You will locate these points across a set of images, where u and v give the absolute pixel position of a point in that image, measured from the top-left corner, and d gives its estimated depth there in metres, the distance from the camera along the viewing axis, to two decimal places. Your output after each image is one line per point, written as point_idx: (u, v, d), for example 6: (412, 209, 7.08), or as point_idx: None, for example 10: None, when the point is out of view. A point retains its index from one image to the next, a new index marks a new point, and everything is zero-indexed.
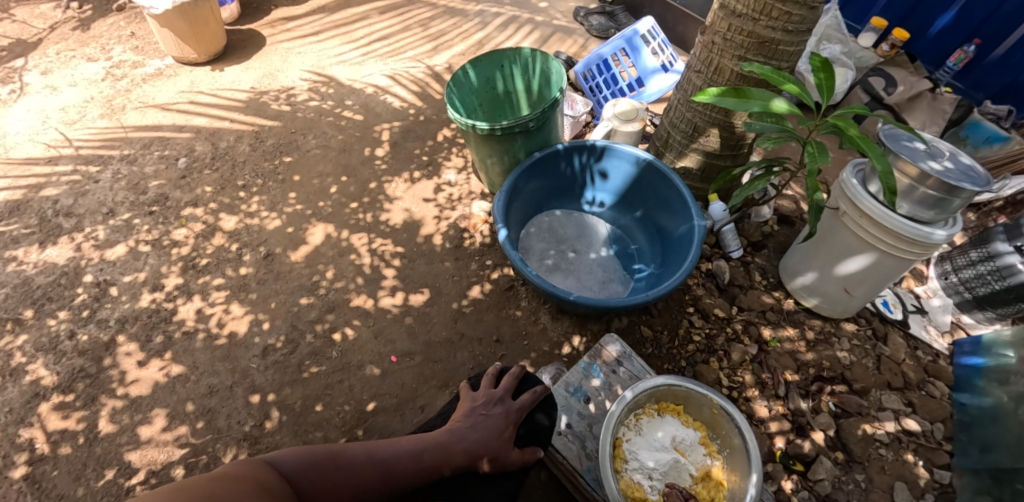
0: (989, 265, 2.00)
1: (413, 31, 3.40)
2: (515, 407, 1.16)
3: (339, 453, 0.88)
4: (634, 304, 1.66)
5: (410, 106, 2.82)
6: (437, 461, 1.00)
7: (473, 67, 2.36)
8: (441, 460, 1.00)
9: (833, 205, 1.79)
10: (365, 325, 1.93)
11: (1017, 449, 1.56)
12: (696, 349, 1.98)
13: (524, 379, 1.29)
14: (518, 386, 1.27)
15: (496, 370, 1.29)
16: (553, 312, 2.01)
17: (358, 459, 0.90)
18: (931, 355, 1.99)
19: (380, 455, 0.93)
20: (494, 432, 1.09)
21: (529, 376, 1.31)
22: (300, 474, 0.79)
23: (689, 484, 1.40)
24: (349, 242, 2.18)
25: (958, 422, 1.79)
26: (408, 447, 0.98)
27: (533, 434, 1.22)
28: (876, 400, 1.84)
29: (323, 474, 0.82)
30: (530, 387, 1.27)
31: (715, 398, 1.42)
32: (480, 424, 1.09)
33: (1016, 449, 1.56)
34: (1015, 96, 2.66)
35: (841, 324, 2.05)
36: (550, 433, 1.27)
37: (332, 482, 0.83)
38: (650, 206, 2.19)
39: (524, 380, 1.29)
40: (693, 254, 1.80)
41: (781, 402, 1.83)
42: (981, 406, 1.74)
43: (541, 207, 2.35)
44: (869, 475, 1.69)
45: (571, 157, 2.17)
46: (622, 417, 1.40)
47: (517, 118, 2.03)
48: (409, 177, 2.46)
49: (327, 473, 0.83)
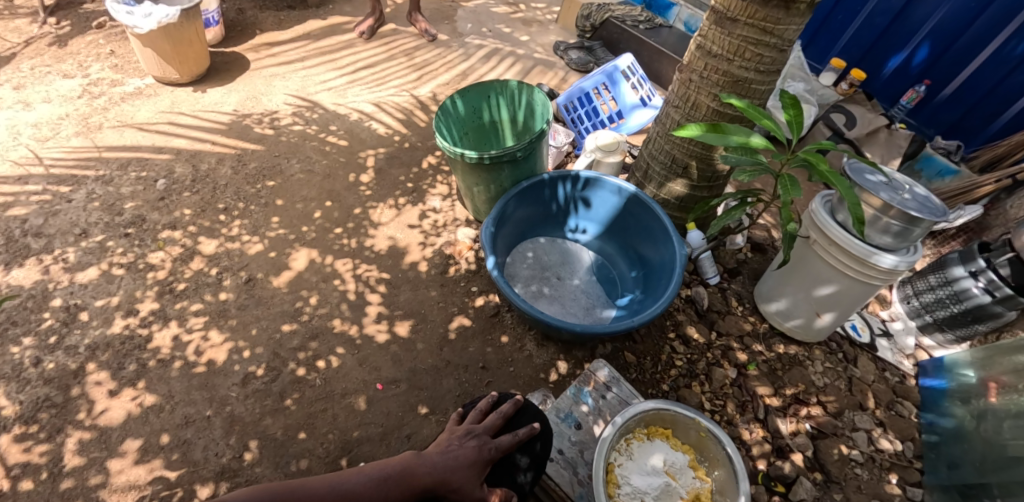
0: (947, 290, 2.11)
1: (398, 61, 3.47)
2: (489, 444, 1.13)
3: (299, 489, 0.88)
4: (620, 330, 1.69)
5: (395, 133, 2.85)
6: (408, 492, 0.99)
7: (461, 97, 2.42)
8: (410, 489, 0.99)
9: (804, 234, 1.89)
10: (349, 352, 1.90)
11: (983, 465, 1.64)
12: (678, 373, 2.02)
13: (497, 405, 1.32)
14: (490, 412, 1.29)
15: (484, 406, 1.28)
16: (538, 339, 2.03)
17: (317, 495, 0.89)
18: (899, 377, 2.09)
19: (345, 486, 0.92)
20: (462, 464, 1.06)
21: (503, 398, 1.35)
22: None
23: None
24: (333, 268, 2.16)
25: (926, 440, 1.87)
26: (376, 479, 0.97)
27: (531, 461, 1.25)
28: (850, 421, 1.91)
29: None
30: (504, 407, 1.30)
31: (702, 421, 1.47)
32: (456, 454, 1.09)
33: (984, 465, 1.64)
34: (964, 132, 2.88)
35: (814, 347, 2.13)
36: (545, 458, 1.29)
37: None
38: (631, 235, 2.26)
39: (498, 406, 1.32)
40: (675, 282, 1.86)
41: (761, 425, 1.88)
42: (947, 425, 1.82)
43: (526, 235, 2.40)
44: (847, 495, 1.74)
45: (556, 185, 2.23)
46: (614, 441, 1.42)
47: (505, 148, 2.09)
48: (394, 204, 2.47)
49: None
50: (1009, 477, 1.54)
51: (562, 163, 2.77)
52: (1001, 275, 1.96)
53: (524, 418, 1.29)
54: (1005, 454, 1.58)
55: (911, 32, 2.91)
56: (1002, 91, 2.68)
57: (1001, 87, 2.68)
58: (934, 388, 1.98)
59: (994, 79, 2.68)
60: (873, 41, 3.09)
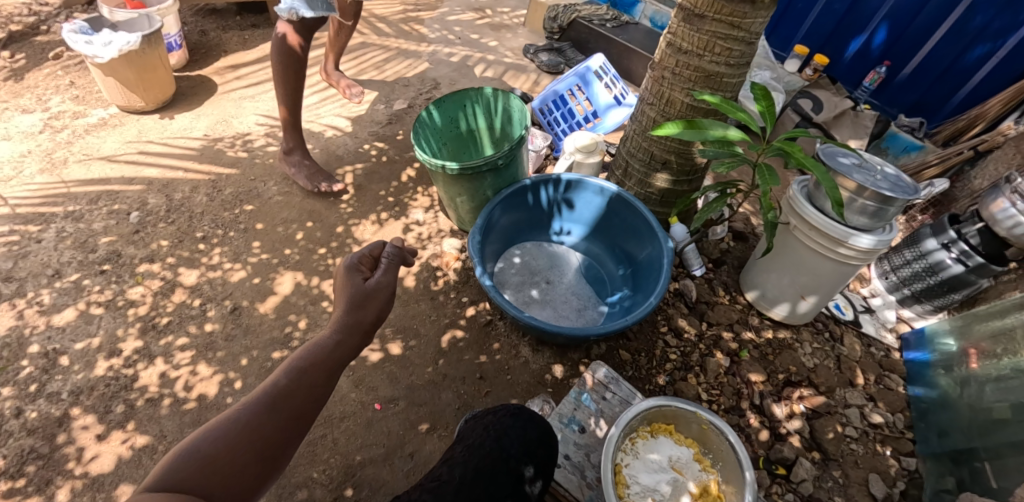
0: (922, 263, 2.18)
1: (370, 74, 3.44)
2: (350, 266, 1.23)
3: (235, 436, 0.82)
4: (614, 330, 1.74)
5: (371, 147, 2.83)
6: (341, 360, 1.05)
7: (437, 108, 2.42)
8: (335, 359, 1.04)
9: (784, 220, 1.94)
10: (344, 374, 1.88)
11: (971, 430, 1.69)
12: (673, 367, 2.07)
13: (488, 429, 1.26)
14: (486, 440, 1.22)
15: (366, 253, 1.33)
16: (533, 344, 2.10)
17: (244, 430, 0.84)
18: (884, 351, 2.15)
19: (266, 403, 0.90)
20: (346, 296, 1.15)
21: (491, 422, 1.29)
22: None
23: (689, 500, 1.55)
24: (320, 289, 2.13)
25: (914, 410, 1.92)
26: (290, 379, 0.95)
27: (540, 467, 1.24)
28: (842, 398, 1.96)
29: (224, 471, 0.78)
30: (497, 428, 1.26)
31: (702, 413, 1.58)
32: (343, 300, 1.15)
33: (971, 430, 1.69)
34: (924, 109, 2.99)
35: (801, 329, 2.18)
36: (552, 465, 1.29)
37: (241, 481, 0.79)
38: (617, 234, 2.28)
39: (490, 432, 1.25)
40: (665, 277, 1.90)
41: (757, 411, 1.94)
42: (933, 394, 1.88)
43: (512, 242, 2.40)
44: (845, 471, 1.80)
45: (538, 190, 2.24)
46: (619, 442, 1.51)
47: (485, 158, 2.10)
48: (376, 219, 2.47)
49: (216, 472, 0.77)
50: (996, 440, 1.60)
51: (541, 166, 2.79)
52: (971, 245, 2.06)
53: (529, 434, 1.27)
54: (991, 418, 1.65)
55: (869, 16, 3.00)
56: (958, 68, 2.79)
57: (957, 64, 2.79)
58: (918, 358, 2.05)
59: (949, 57, 2.80)
60: (834, 27, 3.18)
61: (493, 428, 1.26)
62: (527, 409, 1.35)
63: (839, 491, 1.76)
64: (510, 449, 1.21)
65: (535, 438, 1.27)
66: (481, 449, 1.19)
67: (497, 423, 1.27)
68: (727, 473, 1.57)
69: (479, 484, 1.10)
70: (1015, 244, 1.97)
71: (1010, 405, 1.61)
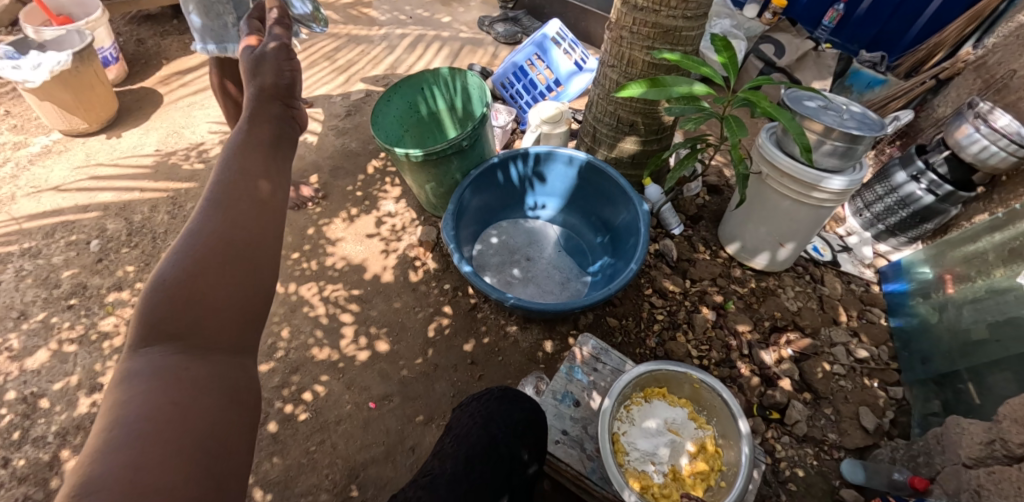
0: (894, 197, 2.20)
1: (322, 65, 3.30)
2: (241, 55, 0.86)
3: (177, 280, 0.56)
4: (598, 299, 1.76)
5: (334, 143, 2.75)
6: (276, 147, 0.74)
7: (393, 95, 2.33)
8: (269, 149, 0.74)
9: (756, 170, 1.94)
10: (335, 378, 1.87)
11: (951, 353, 1.76)
12: (662, 327, 2.09)
13: (476, 417, 1.26)
14: (473, 429, 1.22)
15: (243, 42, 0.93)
16: (520, 322, 2.12)
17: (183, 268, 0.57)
18: (863, 286, 2.19)
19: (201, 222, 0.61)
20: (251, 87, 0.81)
21: (477, 409, 1.28)
22: (208, 382, 0.52)
23: (688, 459, 1.60)
24: (299, 295, 2.11)
25: (897, 341, 2.00)
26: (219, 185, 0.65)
27: (532, 448, 1.28)
28: (827, 337, 2.01)
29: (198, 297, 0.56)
30: (483, 415, 1.26)
31: (693, 374, 1.62)
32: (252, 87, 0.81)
33: (951, 353, 1.76)
34: (883, 44, 2.98)
35: (782, 276, 2.21)
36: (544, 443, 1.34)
37: (227, 323, 0.58)
38: (592, 203, 2.27)
39: (476, 419, 1.25)
40: (643, 241, 1.90)
41: (747, 360, 1.99)
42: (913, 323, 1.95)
43: (488, 222, 2.38)
44: (835, 408, 1.88)
45: (508, 166, 2.20)
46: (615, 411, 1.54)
47: (449, 140, 2.04)
48: (347, 216, 2.43)
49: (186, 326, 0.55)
50: (976, 360, 1.67)
51: (509, 142, 2.74)
52: (940, 174, 2.08)
53: (517, 415, 1.29)
54: (970, 339, 1.72)
55: None
56: None
57: None
58: (897, 289, 2.11)
59: None
60: None
61: (479, 414, 1.26)
62: (518, 393, 1.37)
63: (831, 427, 1.86)
64: (500, 436, 1.22)
65: (523, 419, 1.29)
66: (475, 437, 1.19)
67: (482, 410, 1.27)
68: (721, 427, 1.62)
69: (475, 471, 1.12)
70: (981, 168, 1.99)
71: (987, 324, 1.68)
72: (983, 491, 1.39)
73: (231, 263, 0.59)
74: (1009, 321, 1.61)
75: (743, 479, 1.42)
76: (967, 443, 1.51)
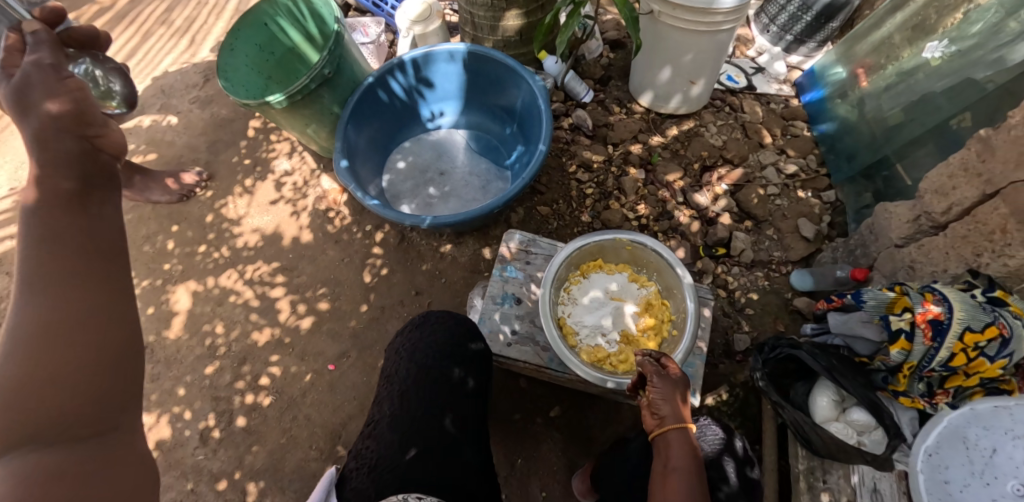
0: (795, 3, 2.18)
1: (158, 29, 2.79)
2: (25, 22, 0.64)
3: (19, 384, 0.42)
4: (513, 194, 1.69)
5: (202, 116, 2.43)
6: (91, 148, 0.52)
7: (236, 40, 2.03)
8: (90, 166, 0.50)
9: (649, 12, 1.84)
10: (287, 355, 1.84)
11: (873, 144, 1.91)
12: (593, 201, 2.11)
13: (401, 356, 1.18)
14: (401, 368, 1.16)
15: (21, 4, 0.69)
16: (453, 239, 2.04)
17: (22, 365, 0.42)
18: (784, 103, 2.27)
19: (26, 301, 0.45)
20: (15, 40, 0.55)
21: (402, 346, 1.21)
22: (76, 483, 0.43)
23: (637, 320, 1.55)
24: (221, 288, 1.98)
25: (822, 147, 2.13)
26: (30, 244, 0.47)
27: (469, 361, 1.20)
28: (757, 162, 2.12)
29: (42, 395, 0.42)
30: (407, 352, 1.18)
31: (621, 237, 1.53)
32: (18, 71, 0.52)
33: (873, 145, 1.90)
34: None
35: (702, 114, 2.24)
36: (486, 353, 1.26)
37: (86, 405, 0.45)
38: (491, 92, 2.13)
39: (403, 358, 1.18)
40: (546, 119, 1.81)
41: (686, 206, 2.08)
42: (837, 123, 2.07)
43: (390, 148, 2.23)
44: (777, 228, 2.01)
45: (388, 83, 2.02)
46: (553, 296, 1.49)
47: (308, 73, 1.83)
48: (242, 189, 2.20)
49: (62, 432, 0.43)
50: (897, 143, 1.81)
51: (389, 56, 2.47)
52: None
53: (442, 339, 1.20)
54: (887, 125, 1.86)
55: None
56: None
57: None
58: (814, 98, 2.21)
59: None
60: None
61: (405, 352, 1.19)
62: (447, 311, 1.28)
63: (776, 246, 1.99)
64: (426, 366, 1.14)
65: (450, 340, 1.20)
66: (403, 371, 1.14)
67: (404, 347, 1.19)
68: (665, 279, 1.55)
69: (411, 402, 1.09)
70: None
71: (901, 108, 1.80)
72: (915, 265, 1.51)
73: (74, 342, 0.44)
74: (921, 100, 1.72)
75: (689, 325, 1.36)
76: (895, 224, 1.60)
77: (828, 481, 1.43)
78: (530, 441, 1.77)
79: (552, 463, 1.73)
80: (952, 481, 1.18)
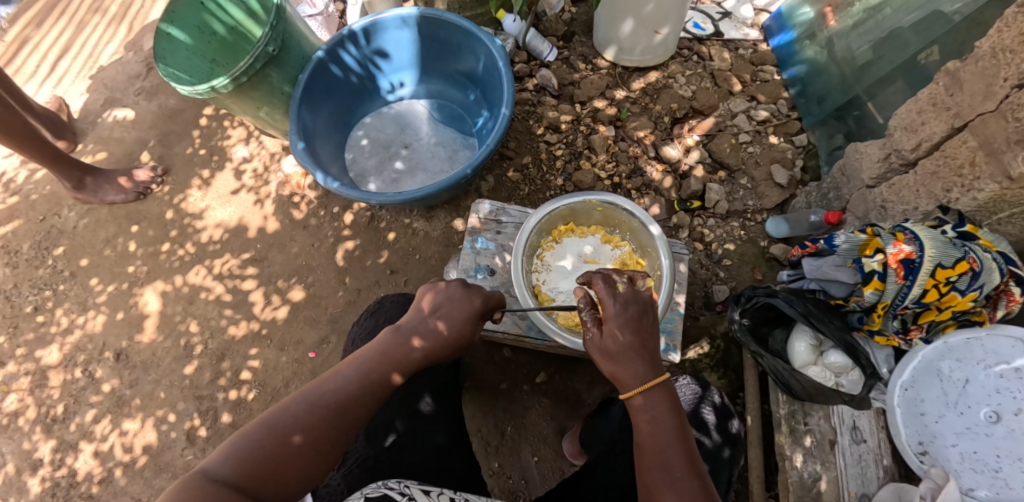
0: None
1: (88, 15, 2.59)
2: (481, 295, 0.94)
3: (277, 456, 0.66)
4: (479, 161, 1.61)
5: (149, 107, 2.29)
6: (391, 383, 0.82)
7: (172, 22, 1.88)
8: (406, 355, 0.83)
9: None
10: (266, 347, 1.81)
11: (844, 84, 1.90)
12: (564, 162, 2.06)
13: (362, 343, 1.17)
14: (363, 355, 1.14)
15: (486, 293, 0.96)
16: (424, 214, 1.99)
17: (304, 418, 0.70)
18: (751, 49, 2.25)
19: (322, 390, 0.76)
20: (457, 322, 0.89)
21: (362, 334, 1.19)
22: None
23: None
24: (190, 285, 1.93)
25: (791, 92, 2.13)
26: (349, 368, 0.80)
27: None
28: (728, 111, 2.10)
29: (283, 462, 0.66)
30: (367, 337, 1.16)
31: (591, 199, 1.44)
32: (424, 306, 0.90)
33: (843, 85, 1.90)
34: None
35: (670, 64, 2.20)
36: None
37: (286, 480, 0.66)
38: (449, 58, 2.03)
39: (362, 345, 1.16)
40: (507, 80, 1.72)
41: (659, 161, 2.05)
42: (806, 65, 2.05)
43: (349, 125, 2.13)
44: (750, 176, 2.00)
45: (339, 56, 1.91)
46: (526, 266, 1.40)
47: (251, 52, 1.70)
48: (201, 181, 2.11)
49: (264, 474, 0.64)
50: (866, 82, 1.81)
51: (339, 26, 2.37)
52: None
53: (405, 322, 1.21)
54: (858, 65, 1.84)
55: None
56: None
57: None
58: (781, 41, 2.18)
59: None
60: None
61: (365, 338, 1.16)
62: (402, 295, 1.29)
63: (750, 195, 1.98)
64: None
65: None
66: None
67: (365, 334, 1.18)
68: (639, 238, 1.47)
69: None
70: None
71: (869, 46, 1.79)
72: (887, 205, 1.51)
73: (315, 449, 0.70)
74: (890, 36, 1.71)
75: (664, 283, 1.28)
76: (866, 165, 1.58)
77: (808, 424, 1.41)
78: (518, 410, 1.77)
79: (542, 428, 1.74)
80: (929, 412, 1.31)
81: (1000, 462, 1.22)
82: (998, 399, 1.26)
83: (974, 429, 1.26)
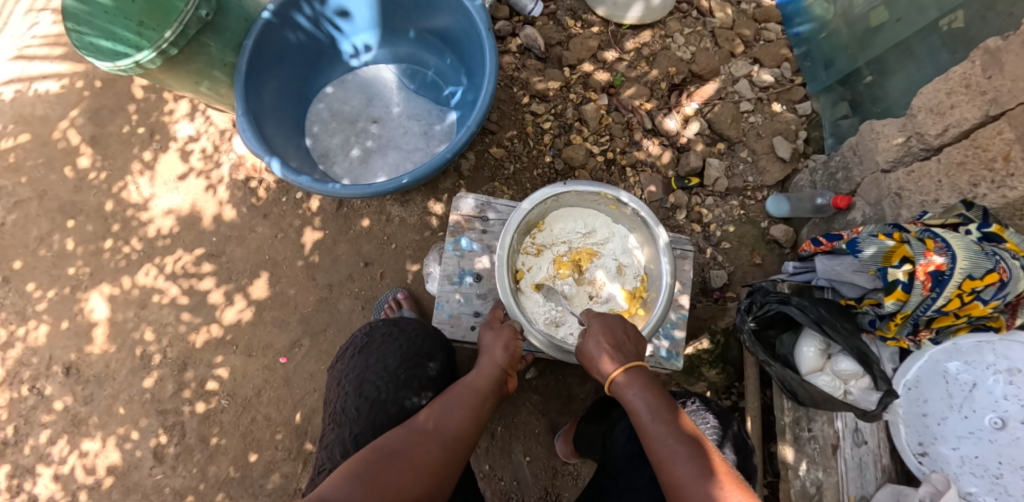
0: None
1: None
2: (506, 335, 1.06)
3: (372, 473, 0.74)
4: (461, 145, 1.40)
5: (73, 76, 1.98)
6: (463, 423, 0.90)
7: None
8: (482, 401, 0.95)
9: None
10: (231, 353, 1.69)
11: (852, 50, 1.70)
12: (552, 135, 1.87)
13: (356, 386, 1.04)
14: (356, 400, 1.01)
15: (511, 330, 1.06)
16: (399, 199, 1.80)
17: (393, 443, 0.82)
18: (755, 4, 2.02)
19: (419, 423, 0.87)
20: (489, 372, 0.99)
21: (354, 373, 1.06)
22: None
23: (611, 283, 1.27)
24: (141, 289, 1.76)
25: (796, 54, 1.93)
26: (437, 407, 0.90)
27: (436, 382, 1.10)
28: (729, 76, 1.92)
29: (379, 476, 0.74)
30: (364, 381, 1.04)
31: (607, 192, 1.19)
32: (485, 345, 1.06)
33: (851, 50, 1.69)
34: None
35: (668, 21, 1.96)
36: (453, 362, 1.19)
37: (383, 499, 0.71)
38: (418, 15, 1.76)
39: (357, 388, 1.03)
40: (488, 45, 1.47)
41: (654, 134, 1.87)
42: (813, 24, 1.85)
43: (307, 97, 1.87)
44: (751, 149, 1.85)
45: (291, 18, 1.64)
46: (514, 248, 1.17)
47: (178, 19, 1.42)
48: (141, 166, 1.86)
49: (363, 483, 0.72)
50: (877, 49, 1.60)
51: None
52: None
53: (405, 364, 1.08)
54: (869, 26, 1.62)
55: None
56: None
57: None
58: None
59: None
60: None
61: (362, 381, 1.04)
62: (396, 327, 1.14)
63: (751, 169, 1.83)
64: (385, 398, 1.01)
65: (415, 362, 1.09)
66: (352, 410, 1.00)
67: (356, 376, 1.05)
68: None
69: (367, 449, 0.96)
70: None
71: (884, 4, 1.55)
72: (902, 193, 1.34)
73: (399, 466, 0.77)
74: None
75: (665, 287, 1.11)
76: (883, 147, 1.42)
77: (812, 430, 1.39)
78: (508, 408, 1.69)
79: (534, 426, 1.68)
80: (931, 413, 1.19)
81: (1003, 468, 1.09)
82: (1005, 405, 1.11)
83: (976, 434, 1.13)
